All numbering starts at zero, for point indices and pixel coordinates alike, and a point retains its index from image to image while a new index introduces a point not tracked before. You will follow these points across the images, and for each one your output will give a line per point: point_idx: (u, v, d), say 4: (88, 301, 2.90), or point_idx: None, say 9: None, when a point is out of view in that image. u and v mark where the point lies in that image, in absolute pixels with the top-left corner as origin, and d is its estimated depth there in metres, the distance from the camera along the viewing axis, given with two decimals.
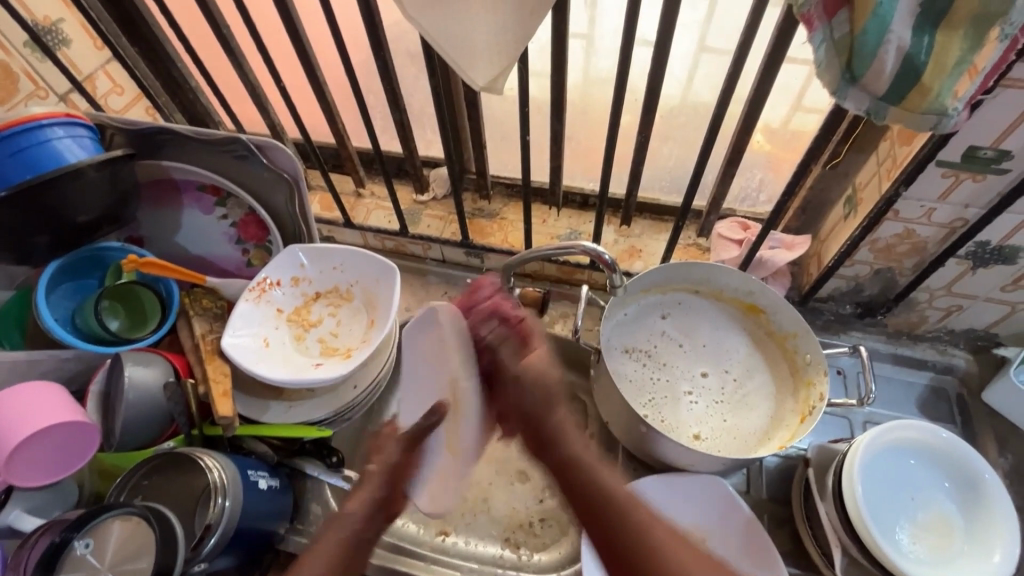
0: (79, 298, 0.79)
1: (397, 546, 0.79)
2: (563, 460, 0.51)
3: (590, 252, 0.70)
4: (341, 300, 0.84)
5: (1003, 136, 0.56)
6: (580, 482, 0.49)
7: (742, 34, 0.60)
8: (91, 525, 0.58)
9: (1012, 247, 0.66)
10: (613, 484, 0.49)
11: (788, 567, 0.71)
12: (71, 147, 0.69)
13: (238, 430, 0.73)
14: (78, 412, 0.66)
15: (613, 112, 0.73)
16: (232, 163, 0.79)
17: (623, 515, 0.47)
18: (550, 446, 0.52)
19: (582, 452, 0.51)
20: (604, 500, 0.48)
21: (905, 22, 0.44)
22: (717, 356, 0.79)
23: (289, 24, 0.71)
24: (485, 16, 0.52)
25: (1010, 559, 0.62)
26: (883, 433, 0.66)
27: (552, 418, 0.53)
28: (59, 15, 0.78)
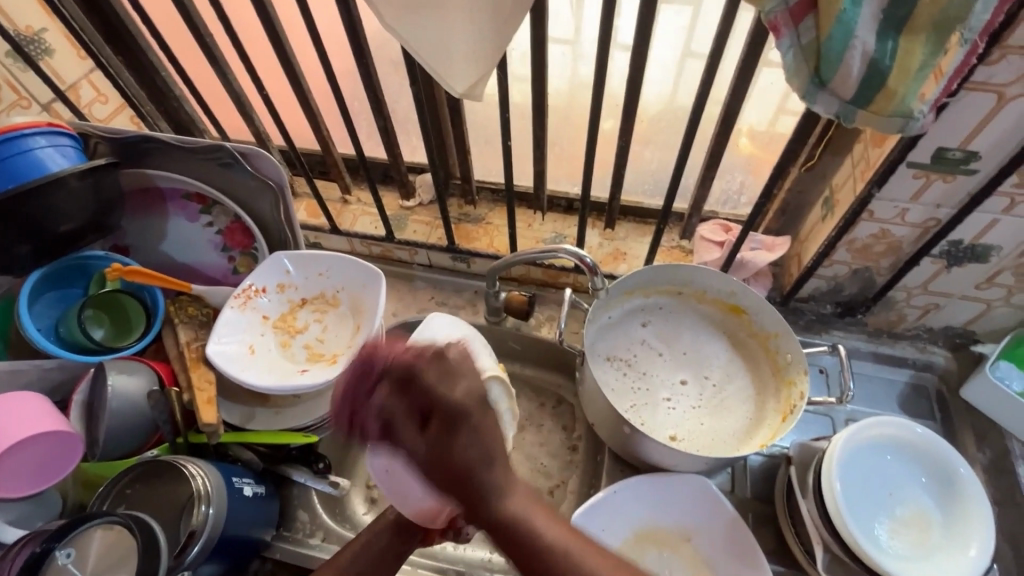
0: (63, 307, 0.79)
1: None
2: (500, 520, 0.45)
3: (572, 255, 0.71)
4: (327, 306, 0.84)
5: (970, 138, 0.57)
6: (516, 536, 0.45)
7: (716, 39, 0.62)
8: (73, 535, 0.58)
9: (984, 245, 0.68)
10: (546, 529, 0.46)
11: (772, 565, 0.72)
12: (54, 156, 0.69)
13: (223, 436, 0.73)
14: (60, 422, 0.66)
15: (593, 118, 0.74)
16: (216, 171, 0.80)
17: (551, 557, 0.45)
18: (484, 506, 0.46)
19: (514, 505, 0.46)
20: (542, 549, 0.45)
21: (869, 28, 0.46)
22: (698, 360, 0.80)
23: (272, 31, 0.72)
24: (461, 24, 0.53)
25: (986, 552, 0.63)
26: (860, 430, 0.68)
27: (488, 483, 0.46)
28: (42, 24, 0.78)
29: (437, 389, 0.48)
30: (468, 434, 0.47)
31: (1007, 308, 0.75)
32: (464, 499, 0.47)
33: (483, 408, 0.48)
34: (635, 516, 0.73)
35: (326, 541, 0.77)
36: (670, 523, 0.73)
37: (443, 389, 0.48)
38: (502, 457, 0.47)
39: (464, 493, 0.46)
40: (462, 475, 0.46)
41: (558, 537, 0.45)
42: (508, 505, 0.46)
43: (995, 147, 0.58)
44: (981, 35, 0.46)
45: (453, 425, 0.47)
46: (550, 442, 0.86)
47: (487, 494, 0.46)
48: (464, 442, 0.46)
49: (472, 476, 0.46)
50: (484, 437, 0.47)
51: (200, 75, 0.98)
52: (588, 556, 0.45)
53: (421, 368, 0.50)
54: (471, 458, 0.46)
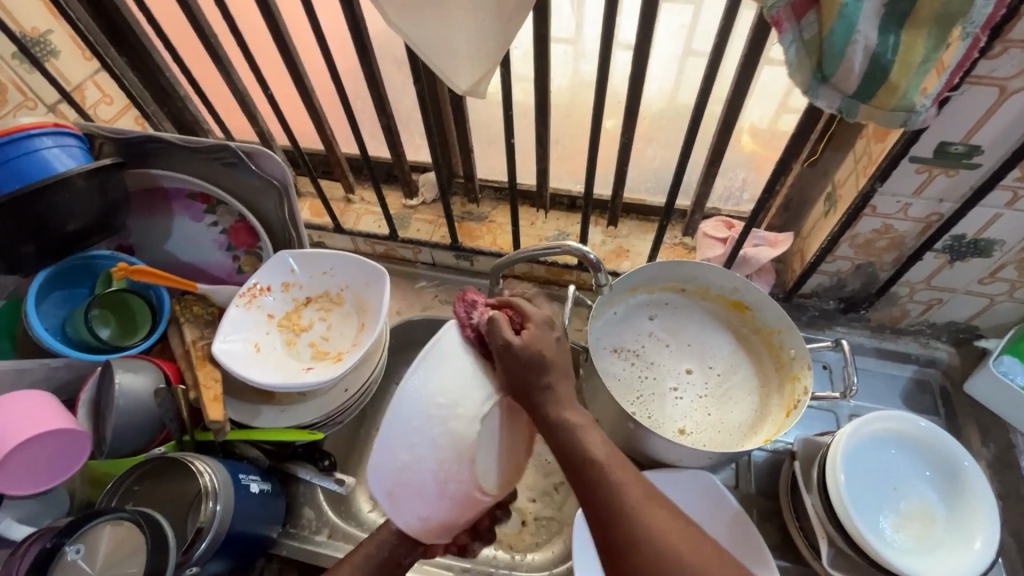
0: (69, 307, 0.79)
1: None
2: (556, 427, 0.53)
3: (576, 251, 0.71)
4: (332, 305, 0.84)
5: (973, 132, 0.57)
6: (571, 447, 0.53)
7: (718, 37, 0.62)
8: (81, 531, 0.58)
9: (987, 240, 0.68)
10: (598, 450, 0.52)
11: (776, 560, 0.72)
12: (60, 157, 0.69)
13: (230, 433, 0.74)
14: (68, 420, 0.67)
15: (595, 117, 0.74)
16: (221, 170, 0.80)
17: (600, 473, 0.51)
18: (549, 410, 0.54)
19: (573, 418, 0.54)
20: (593, 462, 0.51)
21: (871, 22, 0.46)
22: (703, 354, 0.80)
23: (275, 31, 0.72)
24: (465, 22, 0.53)
25: (991, 544, 0.63)
26: (865, 424, 0.68)
27: (558, 392, 0.54)
28: (47, 26, 0.79)
29: (533, 310, 0.58)
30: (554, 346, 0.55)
31: (1010, 303, 0.75)
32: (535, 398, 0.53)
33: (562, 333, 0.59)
34: None
35: (331, 538, 0.78)
36: None
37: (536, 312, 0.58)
38: (566, 372, 0.56)
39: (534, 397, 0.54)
40: (540, 376, 0.53)
41: (607, 459, 0.52)
42: (568, 415, 0.54)
43: (998, 141, 0.58)
44: (984, 29, 0.47)
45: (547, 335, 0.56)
46: None
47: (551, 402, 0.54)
48: (551, 345, 0.55)
49: (549, 380, 0.54)
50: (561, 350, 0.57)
51: (206, 78, 0.99)
52: (629, 485, 0.51)
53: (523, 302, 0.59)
54: (549, 359, 0.54)
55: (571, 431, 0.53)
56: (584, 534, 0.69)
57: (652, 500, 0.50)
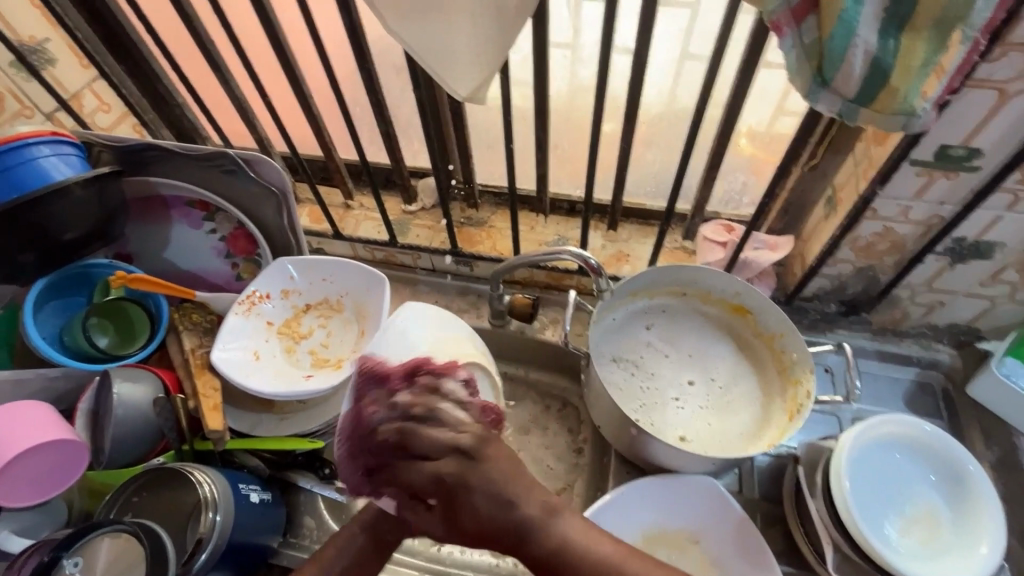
0: (68, 315, 0.79)
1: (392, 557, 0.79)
2: (544, 550, 0.54)
3: (577, 257, 0.72)
4: (331, 312, 0.84)
5: (973, 135, 0.57)
6: (567, 559, 0.54)
7: (717, 39, 0.62)
8: (80, 543, 0.57)
9: (988, 242, 0.68)
10: (582, 539, 0.55)
11: (781, 565, 0.72)
12: (58, 165, 0.69)
13: (228, 442, 0.73)
14: (67, 430, 0.66)
15: (595, 122, 0.74)
16: (221, 178, 0.80)
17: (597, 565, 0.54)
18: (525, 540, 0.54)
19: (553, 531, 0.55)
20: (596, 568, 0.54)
21: (871, 27, 0.46)
22: (704, 361, 0.80)
23: (274, 37, 0.72)
24: (463, 27, 0.53)
25: (997, 548, 0.63)
26: (868, 429, 0.67)
27: (526, 515, 0.55)
28: (43, 34, 0.78)
29: (432, 463, 0.55)
30: (481, 493, 0.54)
31: (1011, 305, 0.75)
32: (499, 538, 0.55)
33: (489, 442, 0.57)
34: (641, 519, 0.73)
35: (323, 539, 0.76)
36: (676, 526, 0.73)
37: (437, 441, 0.56)
38: (512, 491, 0.55)
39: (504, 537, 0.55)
40: (495, 526, 0.54)
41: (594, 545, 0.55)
42: (552, 529, 0.55)
43: (998, 144, 0.58)
44: (982, 33, 0.47)
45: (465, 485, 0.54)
46: (556, 444, 0.87)
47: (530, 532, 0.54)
48: (470, 484, 0.54)
49: (506, 519, 0.54)
50: (487, 479, 0.55)
51: (197, 74, 0.96)
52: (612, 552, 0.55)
53: (424, 426, 0.56)
54: (484, 502, 0.54)
55: (553, 546, 0.54)
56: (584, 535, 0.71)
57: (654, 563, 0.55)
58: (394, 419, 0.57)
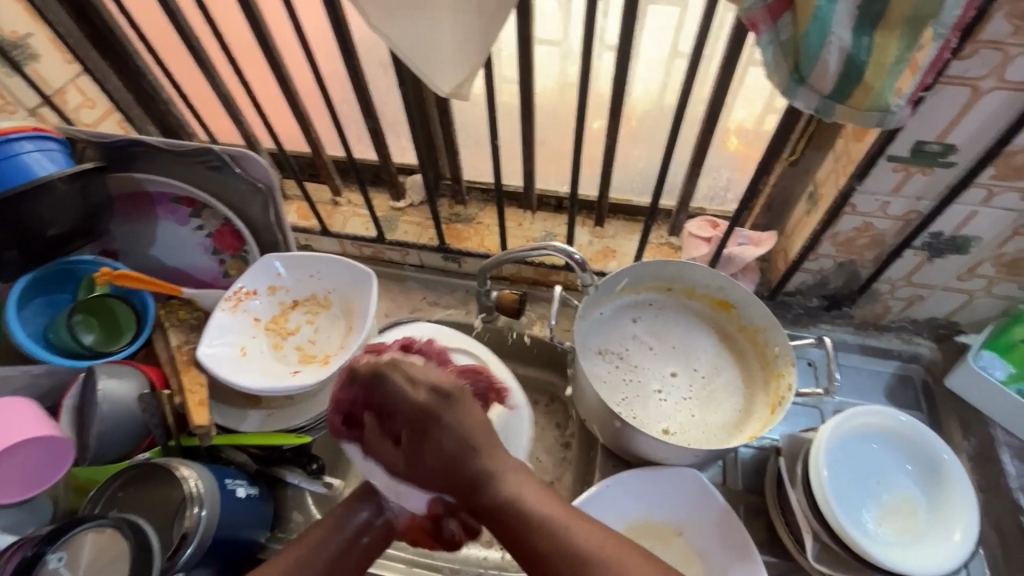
0: (52, 313, 0.79)
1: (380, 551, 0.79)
2: (495, 503, 0.47)
3: (562, 252, 0.72)
4: (319, 308, 0.84)
5: (948, 131, 0.59)
6: (507, 520, 0.46)
7: (698, 35, 0.63)
8: (65, 537, 0.57)
9: (965, 237, 0.69)
10: (539, 506, 0.46)
11: (763, 556, 0.73)
12: (41, 161, 0.69)
13: (215, 438, 0.73)
14: (51, 427, 0.66)
15: (579, 119, 0.75)
16: (207, 175, 0.80)
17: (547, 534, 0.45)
18: (473, 486, 0.48)
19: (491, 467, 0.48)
20: (527, 530, 0.45)
21: (846, 24, 0.47)
22: (688, 354, 0.81)
23: (258, 31, 0.72)
24: (444, 22, 0.53)
25: (970, 536, 0.64)
26: (846, 421, 0.69)
27: (474, 468, 0.48)
28: (27, 29, 0.78)
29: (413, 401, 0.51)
30: (446, 432, 0.49)
31: (988, 298, 0.76)
32: (455, 484, 0.49)
33: (462, 398, 0.51)
34: (628, 510, 0.74)
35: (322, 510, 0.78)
36: (663, 516, 0.74)
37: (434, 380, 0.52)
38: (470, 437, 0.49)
39: (456, 485, 0.49)
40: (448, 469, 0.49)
41: (552, 512, 0.46)
42: (504, 485, 0.47)
43: (972, 140, 0.59)
44: (954, 30, 0.48)
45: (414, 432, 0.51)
46: (544, 438, 0.87)
47: (474, 478, 0.48)
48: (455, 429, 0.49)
49: (461, 462, 0.48)
50: (458, 427, 0.49)
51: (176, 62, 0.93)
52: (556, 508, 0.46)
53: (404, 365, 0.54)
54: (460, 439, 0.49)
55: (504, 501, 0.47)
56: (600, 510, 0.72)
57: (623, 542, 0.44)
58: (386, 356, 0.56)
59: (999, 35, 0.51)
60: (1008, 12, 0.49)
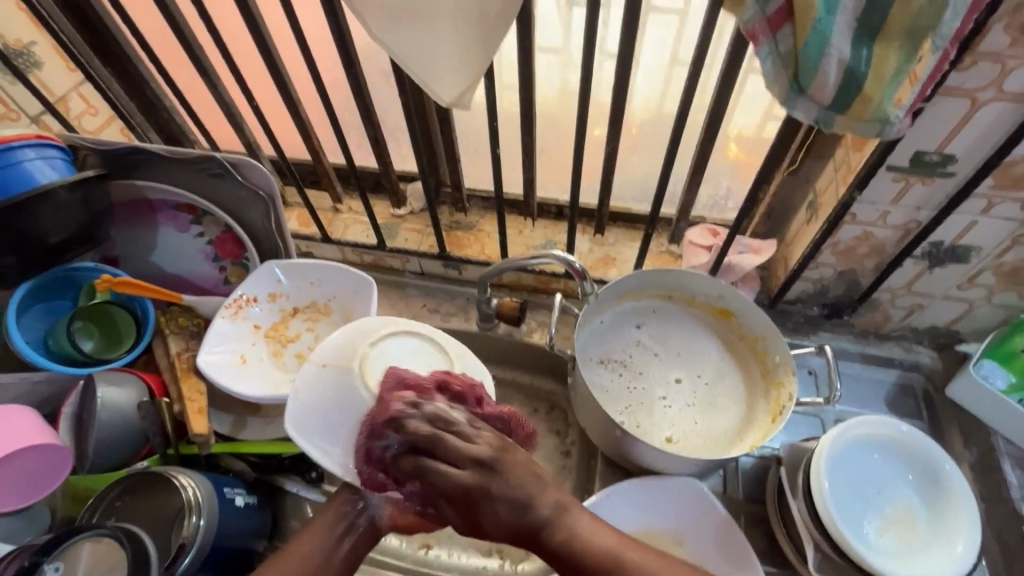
0: (51, 320, 0.79)
1: (379, 561, 0.79)
2: (564, 551, 0.49)
3: (562, 261, 0.72)
4: (319, 315, 0.84)
5: (947, 141, 0.59)
6: (574, 563, 0.49)
7: (698, 46, 0.63)
8: (62, 547, 0.57)
9: (964, 246, 0.69)
10: (605, 537, 0.51)
11: (764, 566, 0.72)
12: (43, 168, 0.70)
13: (214, 446, 0.73)
14: (49, 435, 0.66)
15: (579, 128, 0.75)
16: (208, 182, 0.80)
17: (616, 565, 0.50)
18: (538, 542, 0.49)
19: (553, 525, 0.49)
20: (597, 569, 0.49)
21: (844, 36, 0.47)
22: (690, 360, 0.81)
23: (261, 41, 0.73)
24: (445, 33, 0.53)
25: (972, 547, 0.64)
26: (847, 430, 0.68)
27: (539, 522, 0.49)
28: (31, 37, 0.78)
29: (459, 471, 0.48)
30: (500, 502, 0.47)
31: (989, 307, 0.76)
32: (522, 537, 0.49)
33: (509, 452, 0.49)
34: (628, 519, 0.73)
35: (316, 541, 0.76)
36: (663, 526, 0.74)
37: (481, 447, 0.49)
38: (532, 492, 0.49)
39: (521, 539, 0.49)
40: (513, 530, 0.48)
41: (618, 544, 0.51)
42: (568, 526, 0.50)
43: (971, 150, 0.59)
44: (952, 42, 0.48)
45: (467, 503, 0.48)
46: (544, 446, 0.87)
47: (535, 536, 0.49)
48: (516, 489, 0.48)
49: (522, 523, 0.48)
50: (515, 483, 0.48)
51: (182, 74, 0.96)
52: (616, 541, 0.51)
53: (445, 433, 0.49)
54: (523, 496, 0.48)
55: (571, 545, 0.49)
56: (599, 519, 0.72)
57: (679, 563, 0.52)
58: (422, 422, 0.50)
59: (997, 47, 0.51)
60: (1006, 24, 0.49)
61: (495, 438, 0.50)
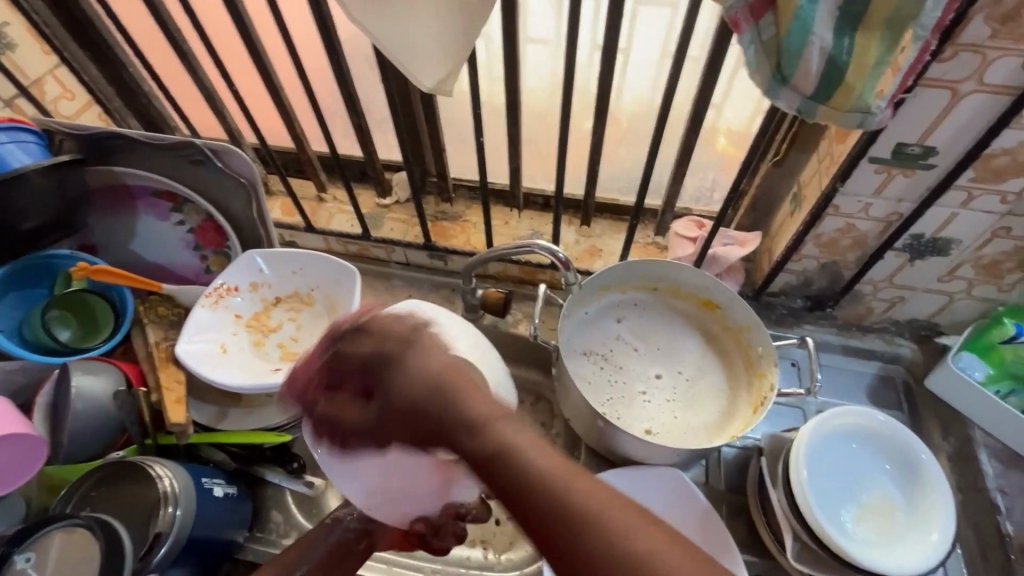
0: (27, 308, 0.77)
1: None
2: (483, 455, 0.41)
3: (546, 251, 0.72)
4: (301, 305, 0.83)
5: (928, 133, 0.59)
6: (498, 477, 0.40)
7: (682, 36, 0.63)
8: (34, 538, 0.56)
9: (945, 238, 0.70)
10: (543, 460, 0.40)
11: (745, 555, 0.73)
12: (16, 153, 0.69)
13: (192, 436, 0.72)
14: (23, 424, 0.65)
15: (565, 116, 0.75)
16: (188, 169, 0.79)
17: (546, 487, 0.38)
18: (454, 440, 0.43)
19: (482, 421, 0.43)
20: (522, 488, 0.39)
21: (827, 24, 0.47)
22: (672, 354, 0.81)
23: (240, 23, 0.71)
24: (426, 16, 0.53)
25: (947, 535, 0.65)
26: (825, 421, 0.69)
27: (459, 410, 0.44)
28: (4, 18, 0.76)
29: (379, 343, 0.48)
30: (408, 373, 0.46)
31: (968, 300, 0.77)
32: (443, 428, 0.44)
33: (439, 342, 0.49)
34: None
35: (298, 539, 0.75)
36: None
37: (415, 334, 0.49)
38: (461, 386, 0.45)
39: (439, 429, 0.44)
40: (429, 409, 0.45)
41: (552, 465, 0.39)
42: (496, 431, 0.42)
43: (951, 142, 0.59)
44: (934, 32, 0.48)
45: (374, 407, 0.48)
46: None
47: (453, 433, 0.43)
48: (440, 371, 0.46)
49: (442, 406, 0.44)
50: (439, 367, 0.46)
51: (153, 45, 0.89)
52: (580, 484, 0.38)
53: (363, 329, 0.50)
54: (445, 382, 0.46)
55: (495, 446, 0.41)
56: None
57: (630, 503, 0.38)
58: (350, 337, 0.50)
59: (978, 38, 0.51)
60: (987, 15, 0.49)
61: (411, 321, 0.51)
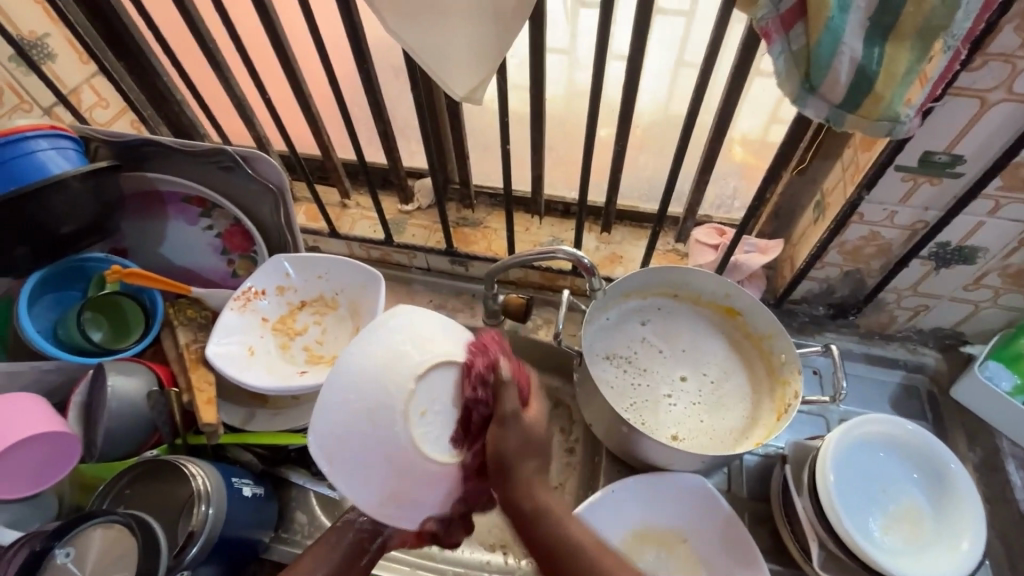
0: (61, 310, 0.79)
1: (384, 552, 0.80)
2: (535, 519, 0.50)
3: (571, 257, 0.72)
4: (326, 309, 0.85)
5: (956, 141, 0.59)
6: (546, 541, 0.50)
7: (709, 47, 0.64)
8: (72, 534, 0.57)
9: (971, 247, 0.70)
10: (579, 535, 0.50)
11: (769, 564, 0.72)
12: (56, 159, 0.70)
13: (223, 436, 0.73)
14: (59, 423, 0.66)
15: (590, 124, 0.76)
16: (217, 174, 0.81)
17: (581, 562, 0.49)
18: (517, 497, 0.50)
19: (547, 499, 0.51)
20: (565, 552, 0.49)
21: (857, 35, 0.47)
22: (695, 358, 0.81)
23: (274, 35, 0.73)
24: (461, 29, 0.54)
25: (978, 543, 0.64)
26: (852, 428, 0.69)
27: (534, 476, 0.50)
28: (44, 29, 0.79)
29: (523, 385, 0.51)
30: (527, 423, 0.50)
31: (995, 309, 0.76)
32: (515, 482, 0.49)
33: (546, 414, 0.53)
34: (631, 516, 0.74)
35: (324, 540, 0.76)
36: (667, 523, 0.74)
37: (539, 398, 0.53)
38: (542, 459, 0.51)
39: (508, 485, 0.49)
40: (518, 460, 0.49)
41: (586, 541, 0.50)
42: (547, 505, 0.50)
43: (980, 151, 0.59)
44: (964, 42, 0.49)
45: (522, 431, 0.49)
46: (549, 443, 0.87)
47: (518, 496, 0.50)
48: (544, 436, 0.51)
49: (526, 465, 0.49)
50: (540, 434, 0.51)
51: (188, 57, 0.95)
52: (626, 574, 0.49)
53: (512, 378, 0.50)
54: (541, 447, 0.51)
55: (548, 521, 0.50)
56: (604, 512, 0.72)
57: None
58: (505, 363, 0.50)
59: (1008, 47, 0.51)
60: (1017, 25, 0.50)
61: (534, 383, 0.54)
